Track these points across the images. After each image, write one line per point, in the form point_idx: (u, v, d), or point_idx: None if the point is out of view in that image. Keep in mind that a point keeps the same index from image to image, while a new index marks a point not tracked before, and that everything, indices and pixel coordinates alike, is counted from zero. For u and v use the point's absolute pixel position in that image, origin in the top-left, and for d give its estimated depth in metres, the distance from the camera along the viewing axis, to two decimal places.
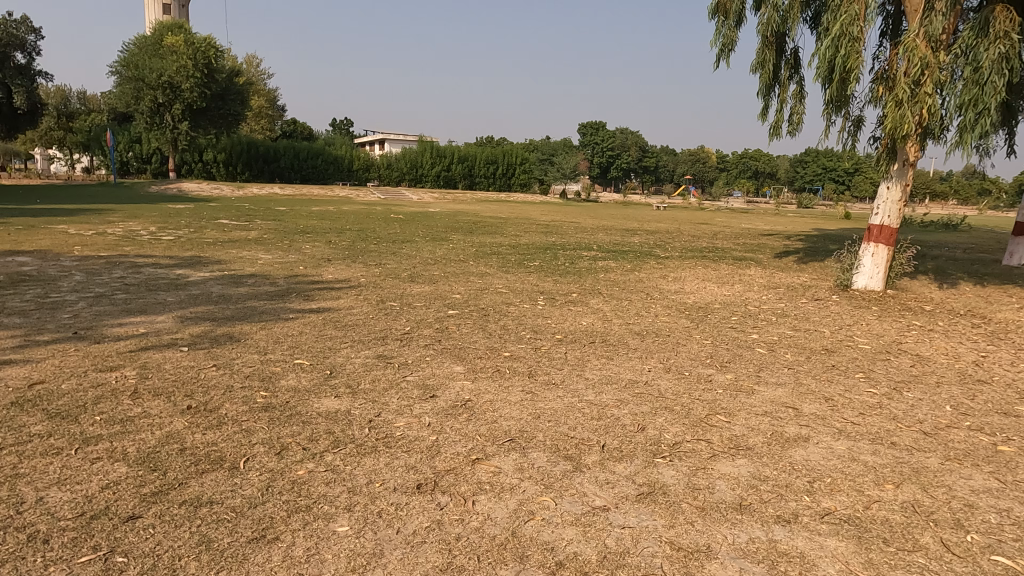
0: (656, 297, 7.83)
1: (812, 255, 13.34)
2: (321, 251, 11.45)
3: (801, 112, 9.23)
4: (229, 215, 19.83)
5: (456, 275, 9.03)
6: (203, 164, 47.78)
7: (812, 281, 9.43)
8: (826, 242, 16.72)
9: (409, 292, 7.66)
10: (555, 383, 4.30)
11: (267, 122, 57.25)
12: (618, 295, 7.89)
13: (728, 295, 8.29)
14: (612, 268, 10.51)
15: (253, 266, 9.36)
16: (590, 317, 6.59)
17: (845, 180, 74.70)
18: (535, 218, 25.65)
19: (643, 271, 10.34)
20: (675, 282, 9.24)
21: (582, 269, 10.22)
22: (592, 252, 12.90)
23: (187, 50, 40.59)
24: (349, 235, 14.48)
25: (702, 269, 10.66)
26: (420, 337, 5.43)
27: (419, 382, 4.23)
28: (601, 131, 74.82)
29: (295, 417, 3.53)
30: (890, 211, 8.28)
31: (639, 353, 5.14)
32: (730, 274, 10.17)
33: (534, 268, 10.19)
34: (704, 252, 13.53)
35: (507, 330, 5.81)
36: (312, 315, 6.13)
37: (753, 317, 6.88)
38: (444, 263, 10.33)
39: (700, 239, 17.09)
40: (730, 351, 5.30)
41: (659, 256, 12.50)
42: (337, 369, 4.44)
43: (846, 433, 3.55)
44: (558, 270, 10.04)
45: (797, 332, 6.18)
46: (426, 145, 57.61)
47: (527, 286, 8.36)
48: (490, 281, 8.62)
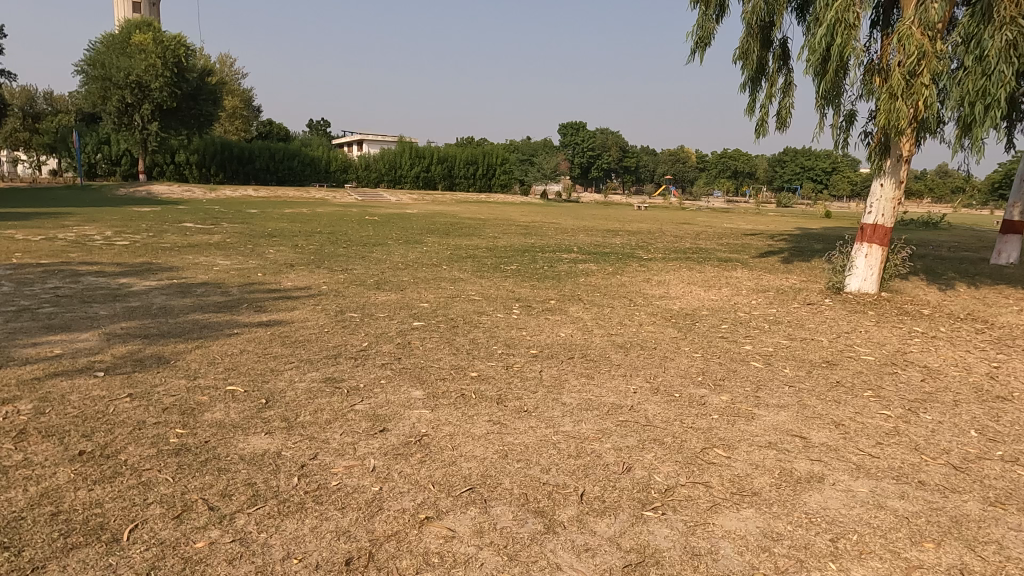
0: (639, 304, 7.30)
1: (798, 255, 12.93)
2: (286, 256, 10.78)
3: (788, 106, 8.78)
4: (195, 218, 18.94)
5: (427, 282, 8.43)
6: (175, 165, 46.55)
7: (802, 284, 8.97)
8: (811, 242, 16.37)
9: (373, 301, 7.05)
10: (527, 411, 3.73)
11: (241, 122, 56.04)
12: (599, 302, 7.35)
13: (715, 300, 7.80)
14: (593, 272, 9.97)
15: (207, 272, 8.68)
16: (568, 327, 6.04)
17: (824, 179, 75.24)
18: (515, 219, 25.11)
19: (625, 274, 9.81)
20: (659, 286, 8.72)
21: (562, 273, 9.67)
22: (573, 254, 12.34)
23: (156, 49, 39.44)
24: (317, 239, 13.79)
25: (686, 272, 10.17)
26: (377, 355, 4.83)
27: (369, 413, 3.63)
28: (581, 131, 74.57)
29: (210, 463, 2.92)
30: (884, 210, 7.85)
31: (623, 371, 4.59)
32: (716, 277, 9.69)
33: (511, 272, 9.62)
34: (688, 253, 13.06)
35: (476, 344, 5.23)
36: (258, 330, 5.49)
37: (744, 325, 6.38)
38: (415, 268, 9.73)
39: (683, 240, 16.65)
40: (723, 366, 4.77)
41: (642, 258, 11.99)
42: (274, 398, 3.82)
43: (866, 471, 3.04)
44: (536, 274, 9.48)
45: (793, 342, 5.67)
46: (405, 145, 56.79)
47: (502, 292, 7.78)
48: (462, 288, 8.02)
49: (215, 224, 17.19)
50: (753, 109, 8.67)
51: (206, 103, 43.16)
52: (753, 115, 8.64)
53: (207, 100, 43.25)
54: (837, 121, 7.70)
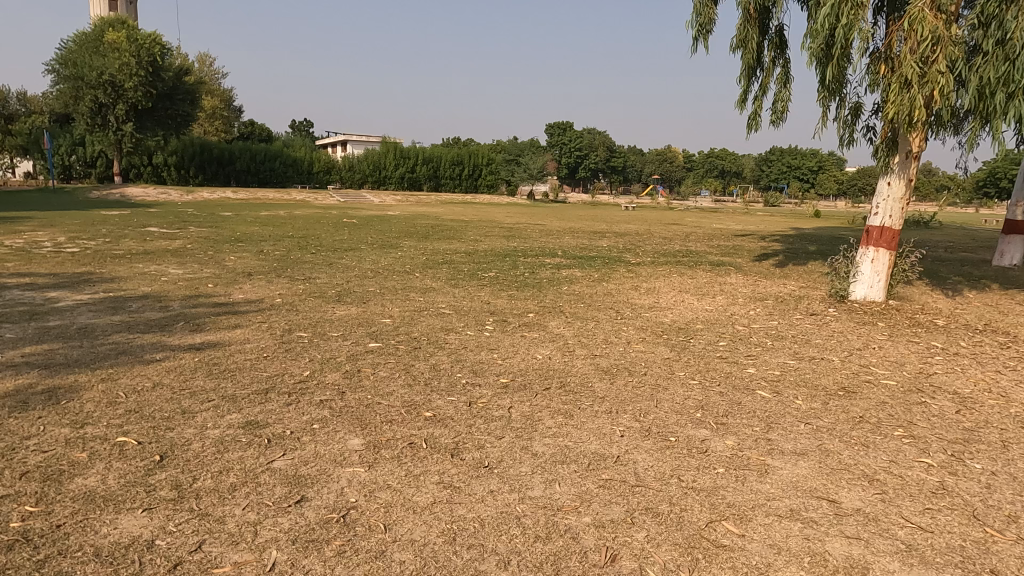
0: (627, 317, 6.61)
1: (793, 258, 12.32)
2: (246, 263, 9.99)
3: (785, 98, 8.13)
4: (162, 222, 18.05)
5: (395, 293, 7.69)
6: (152, 167, 45.37)
7: (802, 291, 8.32)
8: (804, 243, 15.79)
9: (330, 316, 6.30)
10: (488, 466, 3.01)
11: (222, 123, 54.87)
12: (583, 315, 6.65)
13: (710, 311, 7.11)
14: (577, 279, 9.27)
15: (152, 284, 7.88)
16: (546, 347, 5.32)
17: (810, 178, 75.21)
18: (500, 220, 24.38)
19: (612, 281, 9.12)
20: (648, 295, 8.03)
21: (544, 281, 8.96)
22: (556, 259, 11.65)
23: (129, 47, 38.30)
24: (286, 244, 13.00)
25: (676, 278, 9.49)
26: (318, 387, 4.08)
27: (287, 475, 2.88)
28: (568, 131, 73.97)
29: (49, 565, 2.16)
30: (891, 211, 7.22)
31: (608, 405, 3.88)
32: (709, 283, 9.02)
33: (488, 280, 8.90)
34: (678, 257, 12.40)
35: (438, 371, 4.50)
36: (185, 355, 4.72)
37: (743, 341, 5.70)
38: (385, 277, 8.98)
39: (673, 242, 16.00)
40: (725, 397, 4.07)
41: (630, 262, 11.31)
42: (172, 453, 3.06)
43: (921, 554, 2.35)
44: (515, 282, 8.76)
45: (802, 363, 5.00)
46: (389, 146, 55.90)
47: (475, 304, 7.05)
48: (433, 300, 7.29)
49: (181, 228, 16.33)
50: (747, 102, 8.00)
51: (183, 103, 42.03)
52: (746, 108, 7.98)
53: (184, 101, 42.14)
54: (841, 113, 7.05)
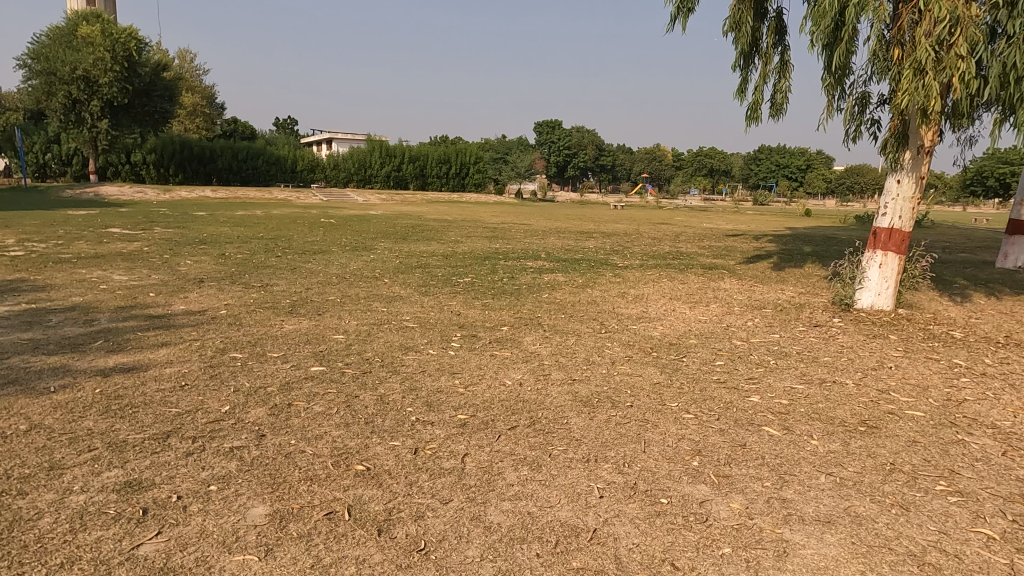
0: (613, 331, 5.92)
1: (788, 260, 11.71)
2: (202, 268, 9.21)
3: (785, 88, 7.47)
4: (126, 222, 17.13)
5: (357, 302, 6.96)
6: (130, 165, 44.21)
7: (802, 298, 7.68)
8: (798, 244, 15.22)
9: (277, 332, 5.56)
10: (424, 550, 2.30)
11: (203, 120, 53.70)
12: (563, 328, 5.95)
13: (703, 322, 6.44)
14: (560, 285, 8.57)
15: (86, 293, 7.10)
16: (518, 370, 4.62)
17: (799, 177, 75.09)
18: (485, 220, 23.66)
19: (597, 287, 8.44)
20: (636, 303, 7.36)
21: (523, 287, 8.27)
22: (539, 262, 10.96)
23: (104, 42, 37.17)
24: (253, 246, 12.23)
25: (665, 283, 8.84)
26: (232, 429, 3.35)
27: (149, 569, 2.15)
28: (556, 129, 73.29)
29: None
30: (900, 211, 6.60)
31: (584, 450, 3.19)
32: (701, 289, 8.37)
33: (462, 287, 8.19)
34: (667, 259, 11.73)
35: (385, 405, 3.78)
36: (85, 384, 3.98)
37: (743, 360, 5.03)
38: (350, 283, 8.25)
39: (662, 242, 15.37)
40: (725, 438, 3.39)
41: (617, 265, 10.63)
42: (7, 536, 2.32)
43: None
44: (492, 289, 8.06)
45: (811, 389, 4.33)
46: (374, 144, 55.02)
47: (443, 316, 6.34)
48: (397, 310, 6.57)
49: (145, 229, 15.48)
50: (744, 93, 7.36)
51: (161, 99, 40.87)
52: (744, 99, 7.34)
53: (161, 97, 40.98)
54: (848, 103, 6.41)
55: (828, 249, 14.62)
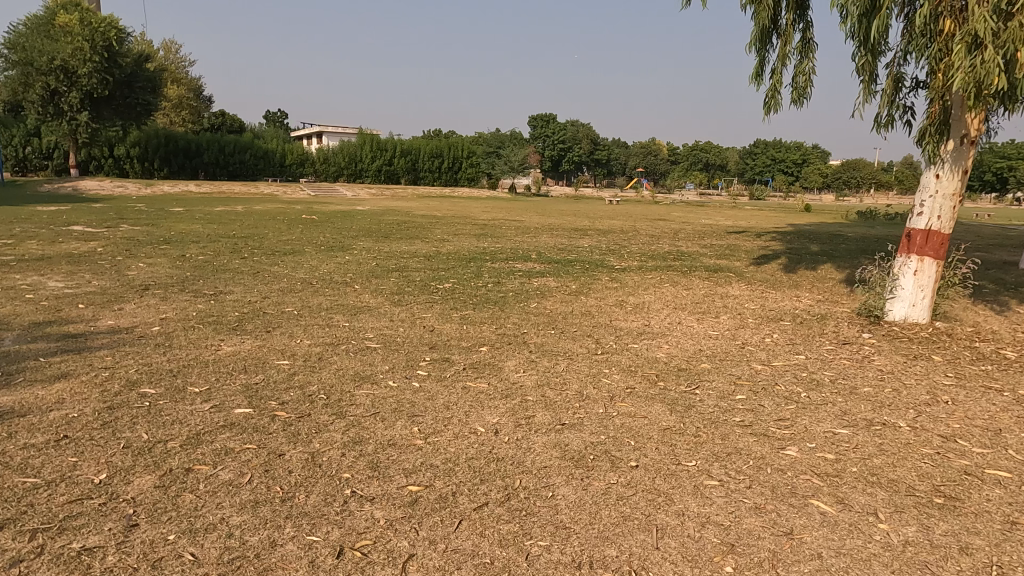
0: (611, 352, 5.06)
1: (797, 261, 10.86)
2: (153, 273, 8.29)
3: (808, 71, 6.62)
4: (92, 219, 16.13)
5: (317, 315, 6.07)
6: (114, 159, 43.00)
7: (822, 309, 6.83)
8: (805, 243, 14.41)
9: (211, 355, 4.66)
10: None
11: (189, 113, 52.47)
12: (553, 349, 5.07)
13: (715, 340, 5.58)
14: (551, 291, 7.70)
15: (6, 304, 6.17)
16: (495, 409, 3.74)
17: (795, 171, 74.47)
18: (476, 217, 22.75)
19: (592, 294, 7.56)
20: (636, 315, 6.49)
21: (510, 295, 7.39)
22: (529, 263, 10.10)
23: (83, 31, 35.97)
24: (221, 246, 11.31)
25: (667, 289, 7.97)
26: (96, 514, 2.45)
27: None
28: (551, 123, 72.19)
29: None
30: (939, 211, 5.78)
31: (576, 549, 2.32)
32: (708, 297, 7.51)
33: (441, 295, 7.30)
34: (668, 260, 10.88)
35: (316, 469, 2.89)
36: None
37: (768, 392, 4.17)
38: (316, 290, 7.37)
39: (660, 241, 14.53)
40: (765, 523, 2.52)
41: (614, 268, 9.75)
42: None
43: None
44: (474, 298, 7.17)
45: (860, 436, 3.47)
46: (365, 137, 53.99)
47: (413, 333, 5.44)
48: (361, 325, 5.67)
49: (111, 227, 14.49)
50: (762, 76, 6.51)
51: (143, 91, 39.54)
52: (762, 83, 6.48)
53: (144, 89, 39.69)
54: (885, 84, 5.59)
55: (836, 248, 13.82)
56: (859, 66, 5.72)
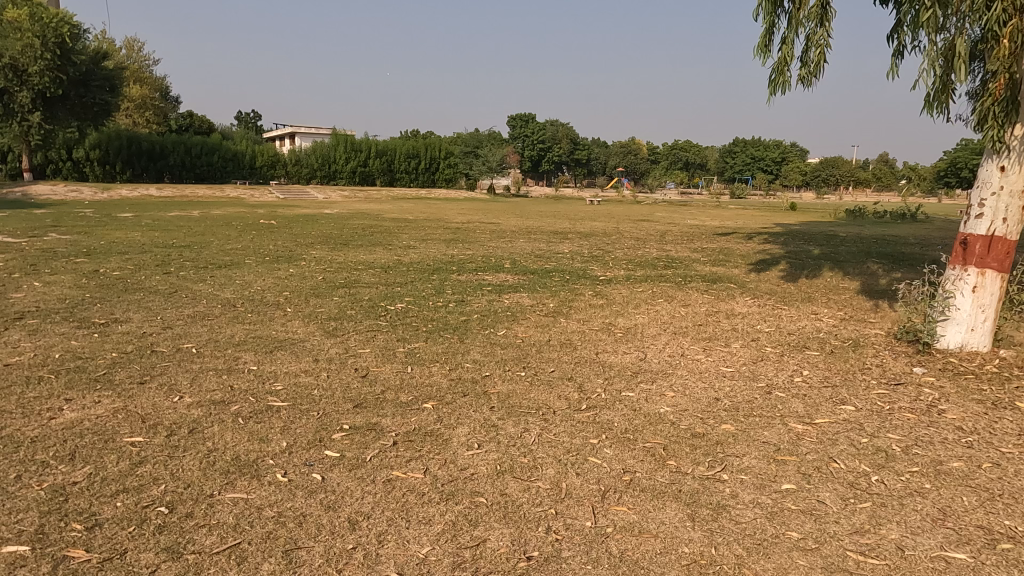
0: (598, 407, 3.79)
1: (801, 267, 9.71)
2: (44, 295, 6.84)
3: (824, 42, 5.38)
4: (20, 228, 14.49)
5: (221, 353, 4.71)
6: (72, 162, 40.84)
7: (852, 333, 5.64)
8: (802, 246, 13.34)
9: (38, 427, 3.29)
10: None
11: (154, 114, 50.33)
12: (521, 404, 3.79)
13: (732, 382, 4.34)
14: (524, 312, 6.42)
15: None
16: (426, 527, 2.44)
17: (775, 169, 74.19)
18: (450, 219, 21.43)
19: (574, 315, 6.30)
20: (628, 345, 5.24)
21: (473, 318, 6.11)
22: (501, 274, 8.84)
23: (33, 27, 33.83)
24: (148, 258, 9.85)
25: (660, 307, 6.74)
26: None
27: None
28: (530, 122, 70.91)
29: None
30: (1005, 211, 4.61)
31: None
32: (712, 316, 6.29)
33: (389, 320, 6.00)
34: (659, 267, 9.66)
35: None
36: None
37: (824, 476, 2.93)
38: (236, 316, 6.01)
39: (646, 244, 13.35)
40: None
41: (598, 279, 8.49)
42: None
43: None
44: (430, 323, 5.88)
45: (989, 570, 2.23)
46: (339, 138, 52.31)
47: (338, 381, 4.13)
48: (273, 369, 4.35)
49: (35, 237, 12.92)
50: (769, 46, 5.28)
51: (99, 89, 37.35)
52: (768, 54, 5.26)
53: (101, 87, 37.54)
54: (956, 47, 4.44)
55: (837, 250, 12.74)
56: (920, 22, 4.47)
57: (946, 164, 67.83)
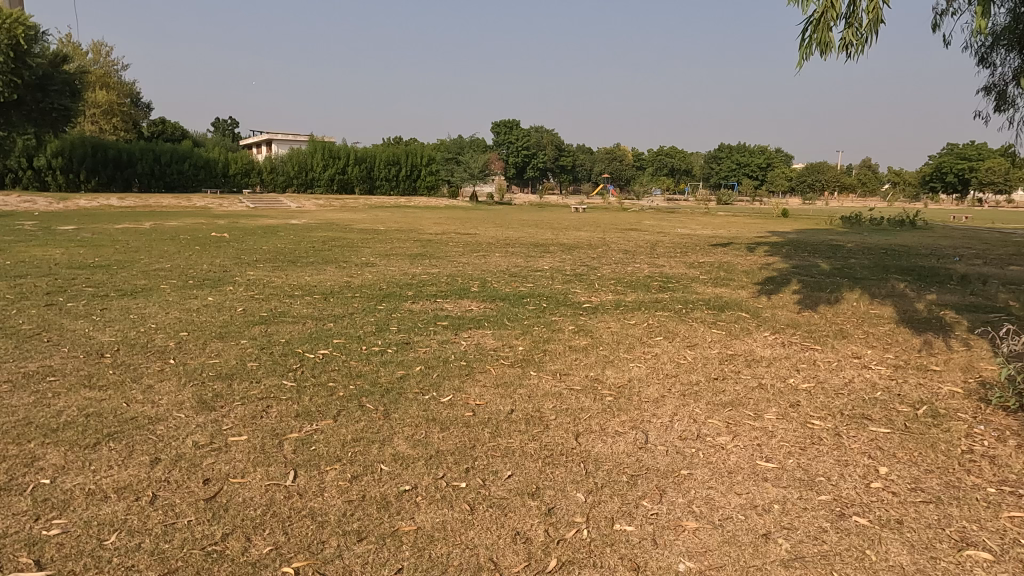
0: (577, 565, 2.30)
1: (817, 288, 8.31)
2: None
3: None
4: None
5: (16, 452, 3.13)
6: (33, 170, 38.75)
7: (919, 394, 4.21)
8: (807, 260, 12.03)
9: None
10: None
11: (123, 120, 48.25)
12: (451, 564, 2.28)
13: (780, 494, 2.86)
14: (484, 361, 4.92)
15: None
16: None
17: (760, 175, 73.67)
18: (426, 229, 19.91)
19: (548, 365, 4.80)
20: (621, 419, 3.74)
21: (413, 372, 4.60)
22: (463, 301, 7.35)
23: None
24: (44, 284, 8.20)
25: (660, 350, 5.26)
26: None
27: None
28: (515, 128, 69.43)
29: None
30: None
31: None
32: (729, 366, 4.83)
33: (299, 376, 4.46)
34: (653, 289, 8.21)
35: None
36: None
37: None
38: (91, 376, 4.42)
39: (636, 259, 11.92)
40: None
41: (582, 307, 7.02)
42: None
43: None
44: (355, 382, 4.36)
45: None
46: (316, 144, 50.65)
47: (163, 511, 2.59)
48: (73, 485, 2.80)
49: None
50: None
51: (59, 94, 35.03)
52: None
53: (60, 92, 35.25)
54: None
55: (848, 265, 11.41)
56: None
57: (933, 169, 67.39)
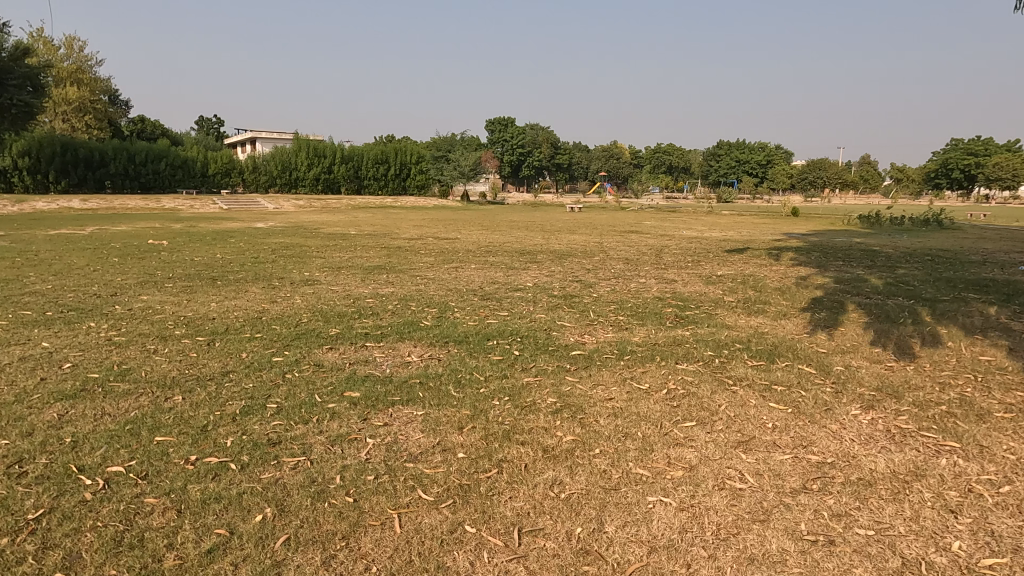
0: None
1: (888, 318, 6.19)
2: None
3: None
4: None
5: None
6: None
7: None
8: (846, 271, 9.92)
9: None
10: None
11: (97, 118, 45.65)
12: None
13: None
14: (388, 493, 2.76)
15: None
16: None
17: (760, 172, 71.57)
18: (401, 233, 17.69)
19: (500, 507, 2.65)
20: None
21: (241, 533, 2.43)
22: (400, 347, 5.17)
23: None
24: None
25: (696, 461, 3.10)
26: None
27: None
28: (509, 126, 66.98)
29: None
30: None
31: None
32: (829, 504, 2.68)
33: (11, 552, 2.29)
34: (669, 322, 6.04)
35: None
36: None
37: None
38: None
39: (638, 272, 9.74)
40: None
41: (571, 356, 4.86)
42: None
43: None
44: (106, 571, 2.19)
45: None
46: (301, 142, 48.27)
47: None
48: None
49: None
50: None
51: (19, 89, 32.41)
52: None
53: (20, 87, 32.52)
54: None
55: (900, 278, 9.30)
56: None
57: (939, 165, 65.24)
